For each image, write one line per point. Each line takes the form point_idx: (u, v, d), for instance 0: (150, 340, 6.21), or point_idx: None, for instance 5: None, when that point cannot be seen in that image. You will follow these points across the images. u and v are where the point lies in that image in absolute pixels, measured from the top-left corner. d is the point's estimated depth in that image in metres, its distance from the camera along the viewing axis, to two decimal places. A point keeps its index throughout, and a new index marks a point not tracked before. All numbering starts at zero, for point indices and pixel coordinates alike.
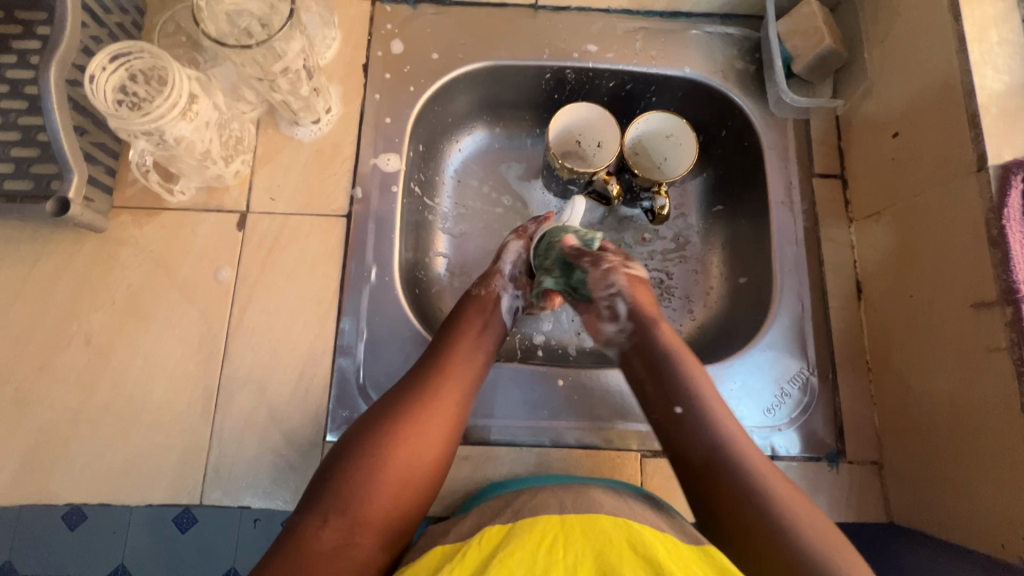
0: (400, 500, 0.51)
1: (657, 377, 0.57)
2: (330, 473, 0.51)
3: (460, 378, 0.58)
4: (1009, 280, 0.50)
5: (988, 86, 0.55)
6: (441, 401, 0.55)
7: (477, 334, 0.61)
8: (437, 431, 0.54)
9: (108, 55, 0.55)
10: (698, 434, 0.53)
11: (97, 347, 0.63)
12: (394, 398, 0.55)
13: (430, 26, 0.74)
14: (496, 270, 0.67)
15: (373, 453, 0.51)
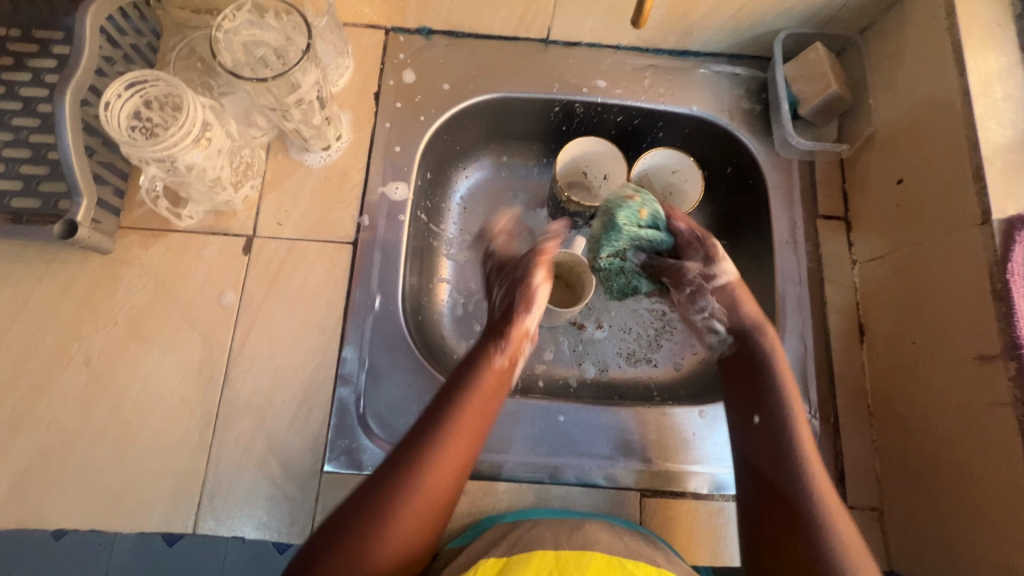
0: (408, 550, 0.51)
1: (749, 389, 0.62)
2: (340, 520, 0.50)
3: (474, 425, 0.56)
4: (1013, 335, 0.51)
5: (992, 140, 0.56)
6: (456, 447, 0.54)
7: (495, 380, 0.60)
8: (446, 482, 0.53)
9: (124, 83, 0.55)
10: (772, 441, 0.58)
11: (97, 369, 0.62)
12: (406, 446, 0.54)
13: (442, 58, 0.75)
14: (525, 317, 0.64)
15: (384, 505, 0.50)
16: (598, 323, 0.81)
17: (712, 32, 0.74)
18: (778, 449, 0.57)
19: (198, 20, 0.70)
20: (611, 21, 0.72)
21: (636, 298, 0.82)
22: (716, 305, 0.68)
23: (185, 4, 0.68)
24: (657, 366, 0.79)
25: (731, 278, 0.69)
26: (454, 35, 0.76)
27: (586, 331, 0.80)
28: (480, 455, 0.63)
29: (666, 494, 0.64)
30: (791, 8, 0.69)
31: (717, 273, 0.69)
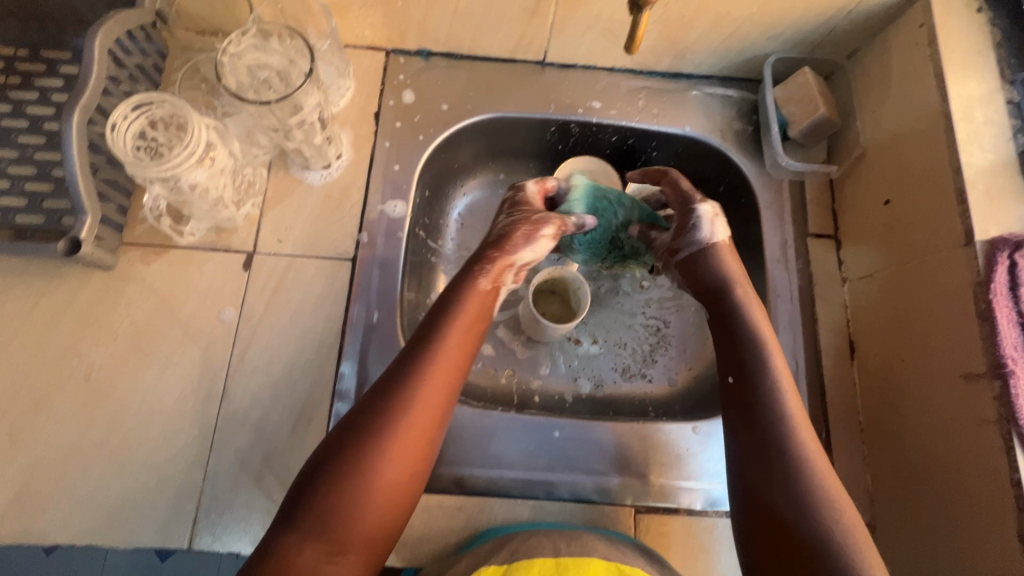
0: (387, 512, 0.48)
1: (726, 347, 0.60)
2: (306, 488, 0.47)
3: (442, 375, 0.53)
4: (997, 354, 0.52)
5: (973, 163, 0.58)
6: (422, 404, 0.51)
7: (463, 332, 0.57)
8: (419, 436, 0.51)
9: (130, 105, 0.57)
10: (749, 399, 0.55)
11: (96, 383, 0.63)
12: (372, 404, 0.51)
13: (441, 79, 0.77)
14: (509, 260, 0.62)
15: (354, 466, 0.47)
16: (594, 338, 0.82)
17: (704, 56, 0.76)
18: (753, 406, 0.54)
19: (204, 42, 0.73)
20: (606, 45, 0.74)
21: (631, 314, 0.83)
22: (682, 270, 0.67)
23: (192, 26, 0.71)
24: (652, 381, 0.80)
25: (712, 238, 0.65)
26: (453, 57, 0.78)
27: (581, 346, 0.81)
28: (475, 471, 0.64)
29: (660, 510, 0.64)
30: (780, 34, 0.71)
31: (692, 233, 0.66)
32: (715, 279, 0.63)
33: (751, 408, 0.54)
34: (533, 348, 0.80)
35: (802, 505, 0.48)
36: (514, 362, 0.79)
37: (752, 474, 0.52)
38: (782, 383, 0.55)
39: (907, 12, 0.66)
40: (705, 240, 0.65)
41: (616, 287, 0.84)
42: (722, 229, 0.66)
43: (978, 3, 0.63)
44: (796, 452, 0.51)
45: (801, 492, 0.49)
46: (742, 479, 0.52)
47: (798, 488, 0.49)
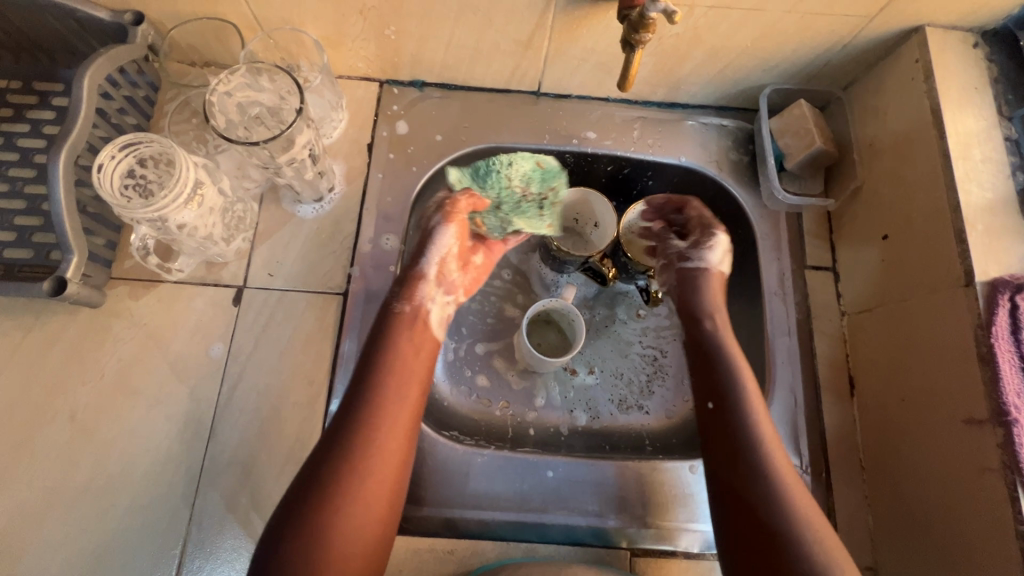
0: (372, 527, 0.52)
1: (705, 373, 0.63)
2: (272, 548, 0.49)
3: (396, 419, 0.56)
4: (999, 401, 0.51)
5: (971, 202, 0.57)
6: (394, 418, 0.56)
7: (413, 345, 0.61)
8: (380, 482, 0.53)
9: (118, 146, 0.57)
10: (727, 425, 0.58)
11: (81, 423, 0.62)
12: (324, 457, 0.53)
13: (434, 110, 0.77)
14: (420, 276, 0.65)
15: (315, 522, 0.49)
16: (590, 367, 0.80)
17: (699, 86, 0.75)
18: (729, 431, 0.58)
19: (196, 73, 0.73)
20: (600, 76, 0.74)
21: (628, 343, 0.82)
22: (679, 279, 0.73)
23: (184, 58, 0.71)
24: (649, 414, 0.78)
25: (717, 264, 0.72)
26: (447, 87, 0.78)
27: (577, 377, 0.80)
28: (466, 513, 0.62)
29: (657, 553, 0.63)
30: (775, 66, 0.70)
31: (702, 253, 0.72)
32: (708, 303, 0.70)
33: (732, 449, 0.57)
34: (528, 379, 0.79)
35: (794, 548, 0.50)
36: (508, 394, 0.78)
37: (741, 517, 0.53)
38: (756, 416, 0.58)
39: (903, 46, 0.65)
40: (709, 262, 0.72)
41: (612, 316, 0.83)
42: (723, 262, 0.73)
43: (974, 39, 0.64)
44: (778, 494, 0.53)
45: (791, 533, 0.51)
46: (728, 508, 0.55)
47: (786, 529, 0.51)
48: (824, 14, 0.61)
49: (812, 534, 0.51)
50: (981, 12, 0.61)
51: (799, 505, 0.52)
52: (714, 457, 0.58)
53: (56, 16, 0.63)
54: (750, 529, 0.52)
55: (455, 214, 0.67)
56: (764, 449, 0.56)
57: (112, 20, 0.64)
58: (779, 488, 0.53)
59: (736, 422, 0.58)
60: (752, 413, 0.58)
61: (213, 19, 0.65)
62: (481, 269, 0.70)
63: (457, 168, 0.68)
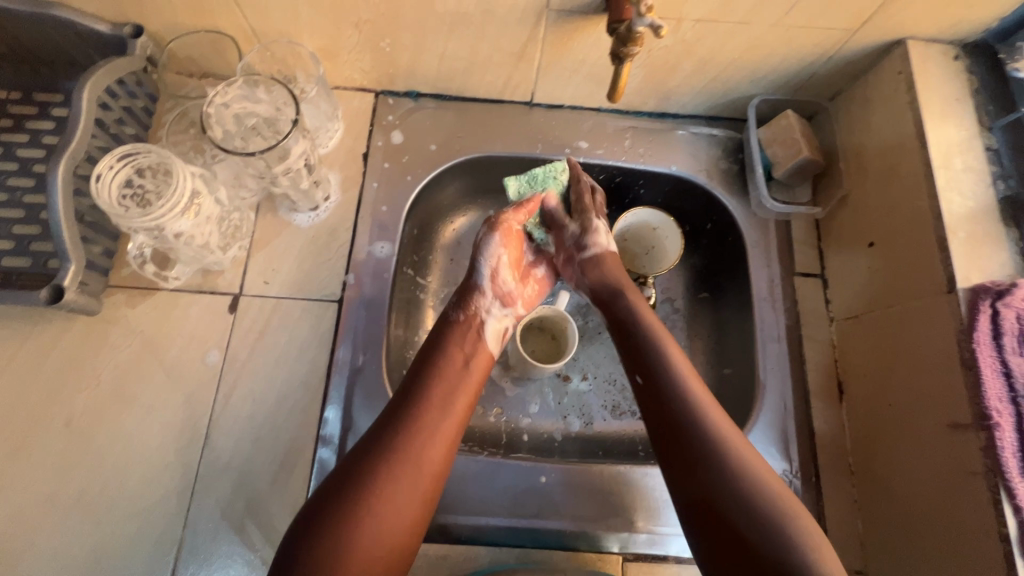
0: (404, 529, 0.51)
1: (630, 347, 0.64)
2: (299, 539, 0.48)
3: (442, 424, 0.57)
4: (981, 405, 0.52)
5: (953, 210, 0.58)
6: (439, 424, 0.56)
7: (462, 355, 0.62)
8: (417, 487, 0.53)
9: (116, 156, 0.58)
10: (659, 395, 0.58)
11: (77, 430, 0.62)
12: (366, 454, 0.53)
13: (429, 120, 0.78)
14: (476, 289, 0.67)
15: (347, 515, 0.49)
16: (584, 374, 0.81)
17: (689, 97, 0.76)
18: (661, 400, 0.58)
19: (194, 83, 0.74)
20: (591, 87, 0.75)
21: None
22: (582, 270, 0.71)
23: (183, 69, 0.73)
24: (642, 419, 0.79)
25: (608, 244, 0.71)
26: (442, 98, 0.79)
27: (571, 383, 0.80)
28: (460, 518, 0.63)
29: (649, 558, 0.64)
30: (763, 78, 0.72)
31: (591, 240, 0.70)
32: (613, 283, 0.69)
33: (667, 418, 0.57)
34: (522, 385, 0.80)
35: (754, 512, 0.50)
36: (502, 401, 0.79)
37: (689, 486, 0.53)
38: (686, 382, 0.58)
39: (887, 58, 0.67)
40: (599, 245, 0.70)
41: (605, 322, 0.84)
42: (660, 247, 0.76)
43: (955, 51, 0.65)
44: (723, 459, 0.53)
45: (747, 497, 0.50)
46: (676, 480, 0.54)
47: (741, 494, 0.51)
48: (808, 27, 0.62)
49: (765, 493, 0.51)
50: (960, 25, 0.63)
51: (747, 466, 0.52)
52: (658, 433, 0.57)
53: (57, 28, 0.65)
54: (706, 501, 0.52)
55: (504, 226, 0.68)
56: (701, 416, 0.56)
57: (112, 32, 0.65)
58: (721, 453, 0.53)
59: (669, 393, 0.58)
60: (683, 382, 0.58)
61: (211, 31, 0.67)
62: (541, 281, 0.74)
63: (513, 179, 0.70)
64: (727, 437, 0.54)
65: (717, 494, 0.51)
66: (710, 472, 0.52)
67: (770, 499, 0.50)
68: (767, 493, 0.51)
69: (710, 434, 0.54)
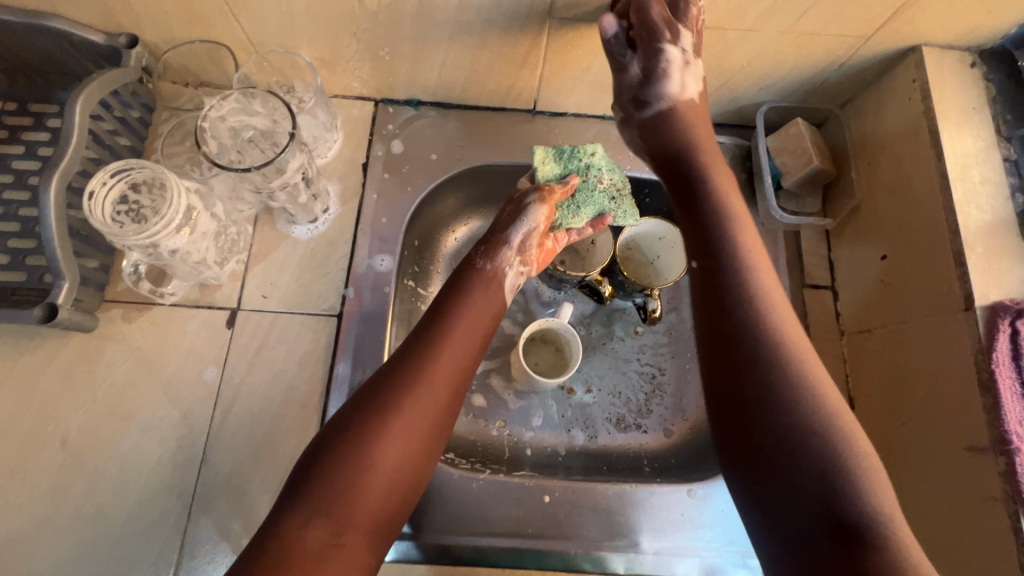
0: (421, 441, 0.53)
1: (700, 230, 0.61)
2: (307, 473, 0.49)
3: (457, 345, 0.59)
4: (1000, 429, 0.50)
5: (970, 224, 0.56)
6: (454, 346, 0.58)
7: (487, 295, 0.64)
8: (433, 403, 0.55)
9: (108, 172, 0.56)
10: (723, 283, 0.56)
11: (73, 449, 0.61)
12: (377, 389, 0.54)
13: (430, 129, 0.76)
14: (502, 241, 0.66)
15: (356, 446, 0.50)
16: (588, 386, 0.80)
17: None
18: (721, 290, 0.55)
19: (190, 93, 0.73)
20: (596, 95, 0.73)
21: (626, 361, 0.81)
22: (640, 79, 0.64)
23: (178, 78, 0.71)
24: (647, 433, 0.78)
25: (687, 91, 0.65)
26: (443, 106, 0.77)
27: (575, 395, 0.79)
28: (460, 539, 0.62)
29: None
30: (772, 84, 0.70)
31: (660, 89, 0.64)
32: (678, 136, 0.66)
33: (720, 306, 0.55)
34: (525, 398, 0.78)
35: (796, 420, 0.47)
36: (505, 414, 0.77)
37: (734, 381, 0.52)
38: (753, 271, 0.56)
39: (900, 65, 0.65)
40: (670, 94, 0.65)
41: (609, 333, 0.82)
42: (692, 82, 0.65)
43: (972, 58, 0.63)
44: (801, 394, 0.48)
45: (816, 437, 0.46)
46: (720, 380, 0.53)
47: (788, 391, 0.48)
48: (819, 34, 0.61)
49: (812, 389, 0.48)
50: (977, 31, 0.61)
51: (827, 404, 0.48)
52: (721, 359, 0.53)
53: (49, 39, 0.63)
54: (759, 437, 0.48)
55: (551, 198, 0.66)
56: (779, 341, 0.51)
57: (106, 42, 0.64)
58: (796, 385, 0.48)
59: (747, 313, 0.53)
60: (766, 300, 0.54)
61: (206, 41, 0.65)
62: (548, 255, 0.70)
63: (541, 149, 0.70)
64: (806, 368, 0.49)
65: (777, 429, 0.47)
66: (771, 403, 0.48)
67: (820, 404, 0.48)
68: (841, 438, 0.46)
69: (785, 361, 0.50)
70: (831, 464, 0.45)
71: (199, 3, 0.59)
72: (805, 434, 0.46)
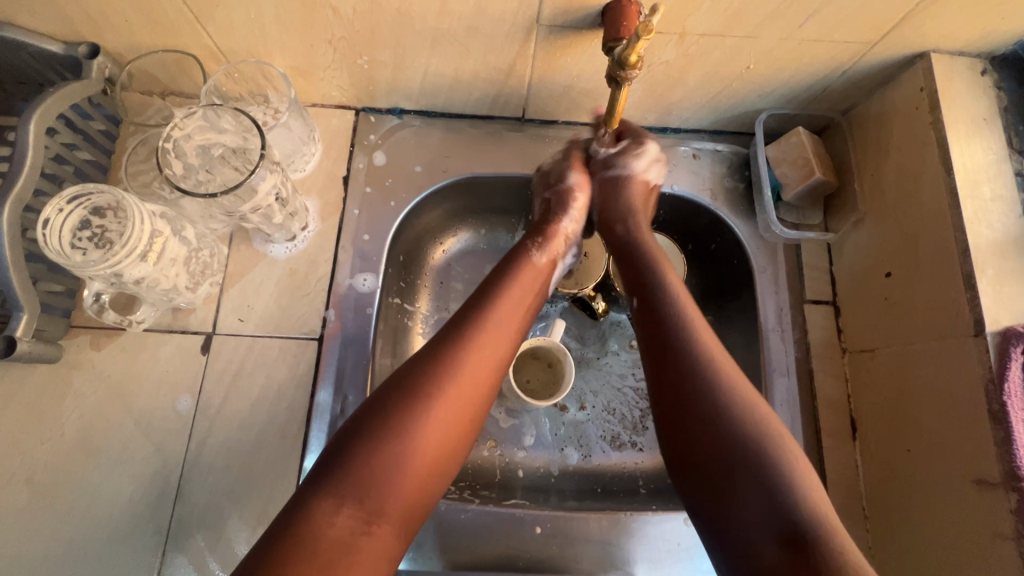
0: (456, 424, 0.50)
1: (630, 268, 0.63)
2: (341, 454, 0.46)
3: (494, 330, 0.55)
4: (1012, 464, 0.49)
5: (981, 243, 0.54)
6: (495, 328, 0.55)
7: (524, 284, 0.60)
8: (471, 390, 0.51)
9: (65, 198, 0.54)
10: (653, 313, 0.56)
11: (40, 485, 0.58)
12: (421, 367, 0.50)
13: (413, 139, 0.73)
14: (558, 232, 0.66)
15: (397, 430, 0.47)
16: (581, 403, 0.77)
17: (691, 112, 0.70)
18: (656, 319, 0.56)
19: (158, 104, 0.69)
20: (587, 103, 0.69)
21: (620, 377, 0.78)
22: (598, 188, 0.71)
23: (145, 88, 0.67)
24: (642, 451, 0.75)
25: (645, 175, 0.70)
26: (427, 115, 0.73)
27: (568, 413, 0.76)
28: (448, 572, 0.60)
29: None
30: (772, 92, 0.66)
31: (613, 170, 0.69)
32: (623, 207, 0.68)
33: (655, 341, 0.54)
34: (516, 416, 0.75)
35: (732, 442, 0.47)
36: (496, 433, 0.74)
37: (671, 427, 0.50)
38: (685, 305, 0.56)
39: (907, 72, 0.61)
40: (633, 170, 0.69)
41: (603, 348, 0.79)
42: (652, 172, 0.69)
43: (982, 65, 0.60)
44: (738, 419, 0.48)
45: (753, 456, 0.46)
46: (663, 426, 0.51)
47: (722, 420, 0.48)
48: (823, 40, 0.57)
49: (747, 421, 0.47)
50: (989, 38, 0.57)
51: (766, 417, 0.48)
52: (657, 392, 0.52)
53: (4, 50, 0.58)
54: (699, 455, 0.48)
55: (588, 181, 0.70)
56: (709, 362, 0.51)
57: (64, 53, 0.59)
58: (718, 397, 0.49)
59: (676, 339, 0.53)
60: (690, 324, 0.54)
61: (173, 51, 0.61)
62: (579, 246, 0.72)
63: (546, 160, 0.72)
64: (743, 401, 0.49)
65: (716, 454, 0.47)
66: (708, 422, 0.48)
67: (763, 433, 0.47)
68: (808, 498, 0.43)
69: (715, 388, 0.49)
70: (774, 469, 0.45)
71: (162, 11, 0.55)
72: (740, 449, 0.46)
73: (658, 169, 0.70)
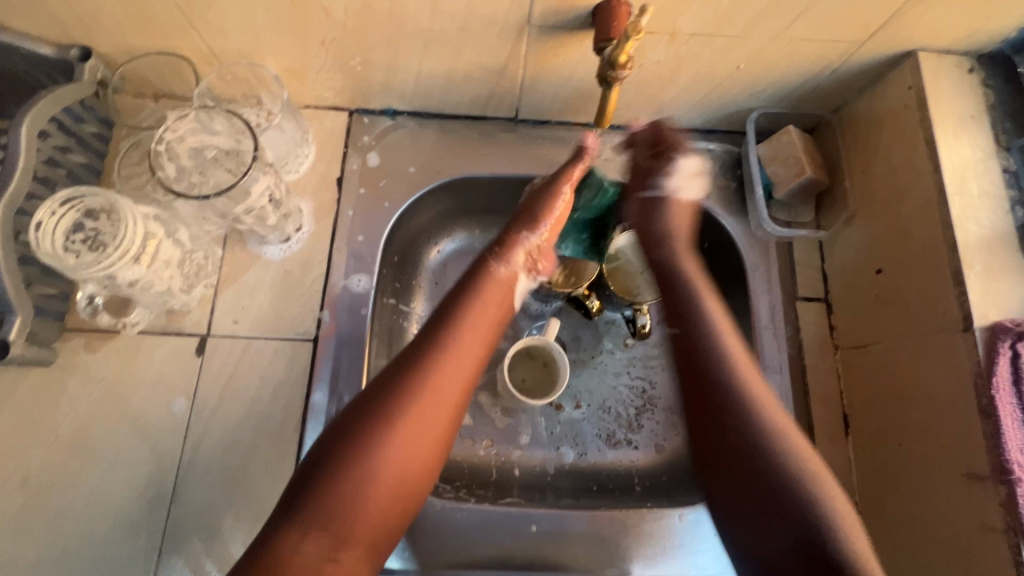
0: (425, 446, 0.49)
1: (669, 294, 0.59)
2: (309, 479, 0.45)
3: (461, 346, 0.53)
4: (1000, 458, 0.49)
5: (969, 239, 0.55)
6: (461, 345, 0.53)
7: (492, 297, 0.58)
8: (435, 412, 0.49)
9: (58, 201, 0.54)
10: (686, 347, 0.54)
11: (34, 488, 0.58)
12: (381, 390, 0.49)
13: (407, 140, 0.73)
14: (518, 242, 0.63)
15: (357, 455, 0.46)
16: (577, 402, 0.77)
17: (683, 112, 0.71)
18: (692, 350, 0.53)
19: (151, 106, 0.69)
20: (580, 103, 0.70)
21: (615, 375, 0.78)
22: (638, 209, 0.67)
23: (138, 90, 0.67)
24: (638, 449, 0.75)
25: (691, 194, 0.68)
26: (420, 116, 0.74)
27: (563, 412, 0.76)
28: (444, 570, 0.60)
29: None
30: (763, 91, 0.67)
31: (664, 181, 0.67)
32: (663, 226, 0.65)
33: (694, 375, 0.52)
34: (512, 416, 0.75)
35: (777, 476, 0.46)
36: (492, 433, 0.74)
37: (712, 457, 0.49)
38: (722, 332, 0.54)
39: (895, 71, 0.62)
40: (671, 190, 0.67)
41: (598, 347, 0.79)
42: (689, 188, 0.68)
43: (969, 63, 0.61)
44: (776, 453, 0.46)
45: (787, 491, 0.45)
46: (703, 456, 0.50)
47: (762, 453, 0.47)
48: (812, 40, 0.58)
49: (784, 457, 0.46)
50: (975, 36, 0.58)
51: (804, 454, 0.46)
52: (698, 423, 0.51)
53: None
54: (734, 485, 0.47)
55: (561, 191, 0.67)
56: (748, 391, 0.50)
57: (57, 56, 0.59)
58: (754, 428, 0.48)
59: (712, 368, 0.51)
60: (729, 354, 0.52)
61: (166, 53, 0.61)
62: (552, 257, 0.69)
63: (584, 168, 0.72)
64: (777, 432, 0.47)
65: (758, 486, 0.46)
66: (750, 453, 0.47)
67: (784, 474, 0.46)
68: (836, 516, 0.43)
69: (759, 418, 0.48)
70: (805, 504, 0.44)
71: (154, 13, 0.55)
72: (782, 486, 0.45)
73: (696, 182, 0.69)
